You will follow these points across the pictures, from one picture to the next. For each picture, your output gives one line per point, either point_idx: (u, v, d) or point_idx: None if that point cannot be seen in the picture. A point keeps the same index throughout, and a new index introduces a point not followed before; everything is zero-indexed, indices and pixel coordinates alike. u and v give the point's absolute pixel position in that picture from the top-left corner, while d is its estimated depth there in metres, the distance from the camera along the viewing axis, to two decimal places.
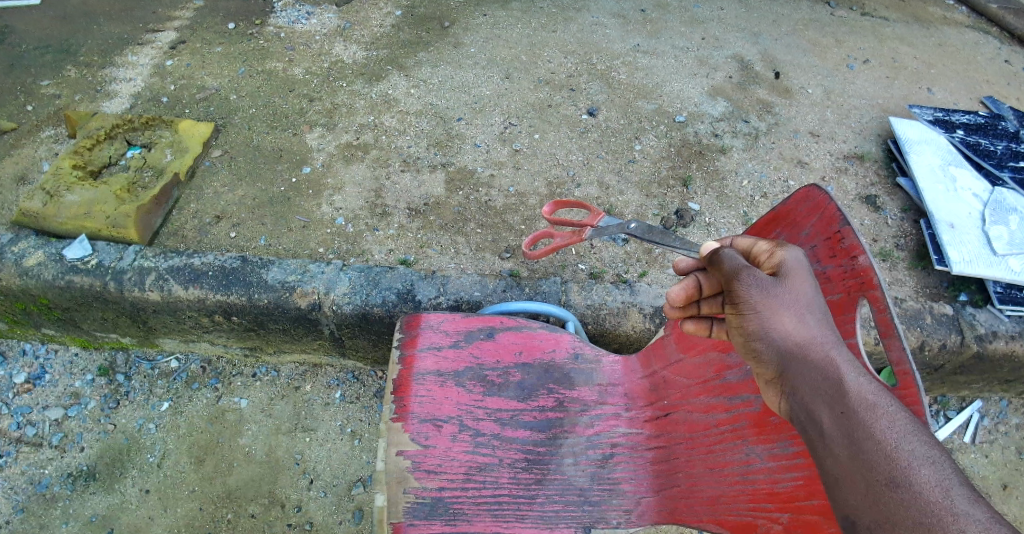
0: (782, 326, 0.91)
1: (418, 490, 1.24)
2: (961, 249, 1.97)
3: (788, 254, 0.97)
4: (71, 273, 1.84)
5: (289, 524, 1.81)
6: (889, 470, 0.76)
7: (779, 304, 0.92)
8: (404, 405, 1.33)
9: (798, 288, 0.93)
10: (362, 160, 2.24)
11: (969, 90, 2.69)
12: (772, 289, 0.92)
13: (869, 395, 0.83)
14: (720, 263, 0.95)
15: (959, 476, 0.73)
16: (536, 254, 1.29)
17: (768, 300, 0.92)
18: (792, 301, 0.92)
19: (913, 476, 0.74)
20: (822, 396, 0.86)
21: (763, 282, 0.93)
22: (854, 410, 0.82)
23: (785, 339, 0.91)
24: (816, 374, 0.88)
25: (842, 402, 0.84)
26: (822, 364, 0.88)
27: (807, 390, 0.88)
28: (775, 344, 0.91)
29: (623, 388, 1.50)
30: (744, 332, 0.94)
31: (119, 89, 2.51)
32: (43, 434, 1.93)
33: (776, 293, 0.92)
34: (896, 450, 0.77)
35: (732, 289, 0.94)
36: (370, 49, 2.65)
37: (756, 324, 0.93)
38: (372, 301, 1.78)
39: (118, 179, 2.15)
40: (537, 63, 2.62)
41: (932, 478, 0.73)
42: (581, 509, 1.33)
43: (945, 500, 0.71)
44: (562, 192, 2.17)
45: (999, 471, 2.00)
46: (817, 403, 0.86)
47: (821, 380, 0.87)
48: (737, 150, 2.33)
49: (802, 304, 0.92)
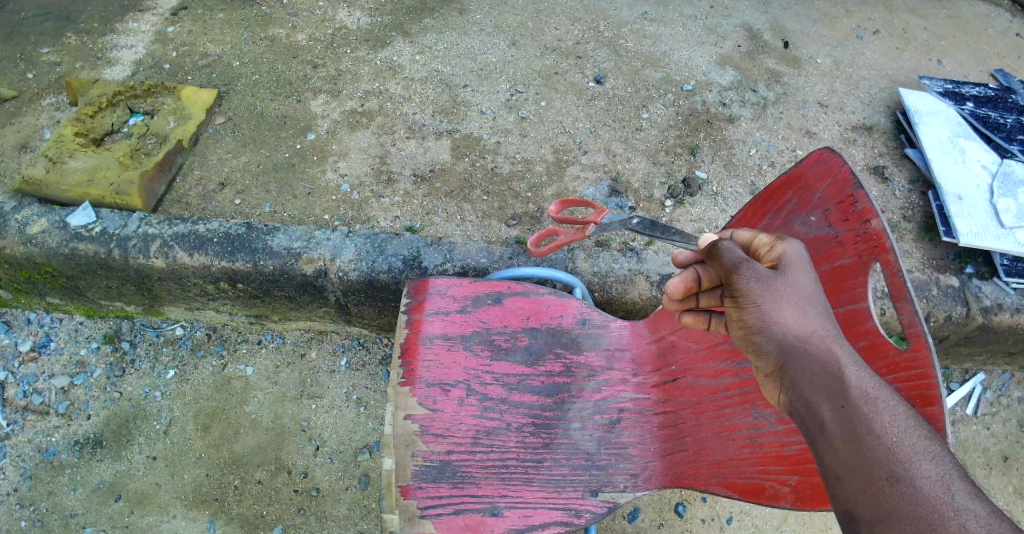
0: (783, 321, 0.91)
1: (426, 453, 1.25)
2: (969, 220, 1.96)
3: (788, 247, 0.97)
4: (75, 241, 1.83)
5: (296, 489, 1.83)
6: (889, 465, 0.78)
7: (779, 298, 0.92)
8: (411, 369, 1.33)
9: (798, 283, 0.94)
10: (366, 127, 2.22)
11: (979, 62, 2.66)
12: (772, 283, 0.92)
13: (869, 390, 0.84)
14: (719, 256, 0.94)
15: (959, 470, 0.75)
16: (542, 251, 1.40)
17: (769, 293, 0.92)
18: (792, 296, 0.92)
19: (915, 471, 0.76)
20: (821, 389, 0.87)
21: (764, 276, 0.93)
22: (855, 404, 0.84)
23: (785, 332, 0.91)
24: (816, 367, 0.88)
25: (843, 396, 0.85)
26: (822, 358, 0.89)
27: (806, 384, 0.88)
28: (775, 339, 0.91)
29: (631, 354, 1.49)
30: (743, 325, 0.94)
31: (120, 55, 2.47)
32: (50, 402, 1.94)
33: (776, 286, 0.92)
34: (897, 444, 0.79)
35: (732, 283, 0.93)
36: (374, 15, 2.61)
37: (756, 318, 0.92)
38: (378, 268, 1.78)
39: (122, 146, 2.14)
40: (543, 31, 2.58)
41: (933, 474, 0.75)
42: (588, 473, 1.33)
43: (946, 495, 0.73)
44: (568, 159, 2.15)
45: (1001, 443, 2.01)
46: (817, 397, 0.87)
47: (822, 374, 0.87)
48: (745, 119, 2.31)
49: (802, 298, 0.93)
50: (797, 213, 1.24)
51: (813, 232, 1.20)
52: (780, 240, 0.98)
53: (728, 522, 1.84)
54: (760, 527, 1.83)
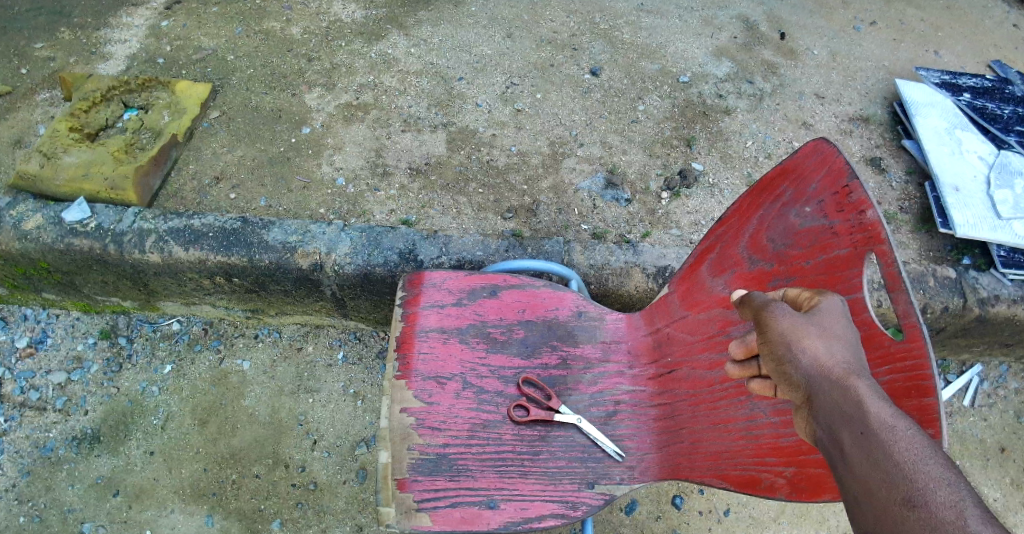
0: (808, 350, 0.88)
1: (422, 446, 1.25)
2: (965, 211, 1.96)
3: (827, 298, 0.96)
4: (70, 236, 1.82)
5: (293, 483, 1.83)
6: (904, 491, 0.71)
7: (807, 334, 0.90)
8: (407, 362, 1.34)
9: (829, 320, 0.92)
10: (361, 120, 2.21)
11: (977, 53, 2.65)
12: (800, 321, 0.92)
13: (886, 415, 0.78)
14: (750, 299, 1.00)
15: (975, 496, 0.66)
16: None
17: (797, 329, 0.91)
18: (820, 328, 0.91)
19: (930, 496, 0.68)
20: (843, 417, 0.81)
21: (794, 316, 0.93)
22: (874, 429, 0.77)
23: (810, 360, 0.88)
24: (838, 396, 0.83)
25: (859, 421, 0.79)
26: (842, 384, 0.84)
27: (830, 413, 0.83)
28: (801, 369, 0.88)
29: (626, 346, 1.49)
30: (773, 361, 0.92)
31: (114, 50, 2.46)
32: (47, 398, 1.94)
33: (805, 325, 0.91)
34: (914, 469, 0.72)
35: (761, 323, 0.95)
36: (369, 8, 2.60)
37: (778, 345, 0.91)
38: (373, 261, 1.77)
39: (116, 141, 2.13)
40: (538, 23, 2.57)
41: (947, 501, 0.67)
42: (584, 465, 1.31)
43: (959, 520, 0.64)
44: (564, 152, 2.15)
45: (997, 434, 2.02)
46: (834, 423, 0.82)
47: (844, 402, 0.82)
48: (741, 111, 2.31)
49: (831, 332, 0.90)
50: (793, 204, 1.24)
51: (809, 223, 1.20)
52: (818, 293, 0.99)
53: (726, 513, 1.84)
54: (757, 518, 1.84)
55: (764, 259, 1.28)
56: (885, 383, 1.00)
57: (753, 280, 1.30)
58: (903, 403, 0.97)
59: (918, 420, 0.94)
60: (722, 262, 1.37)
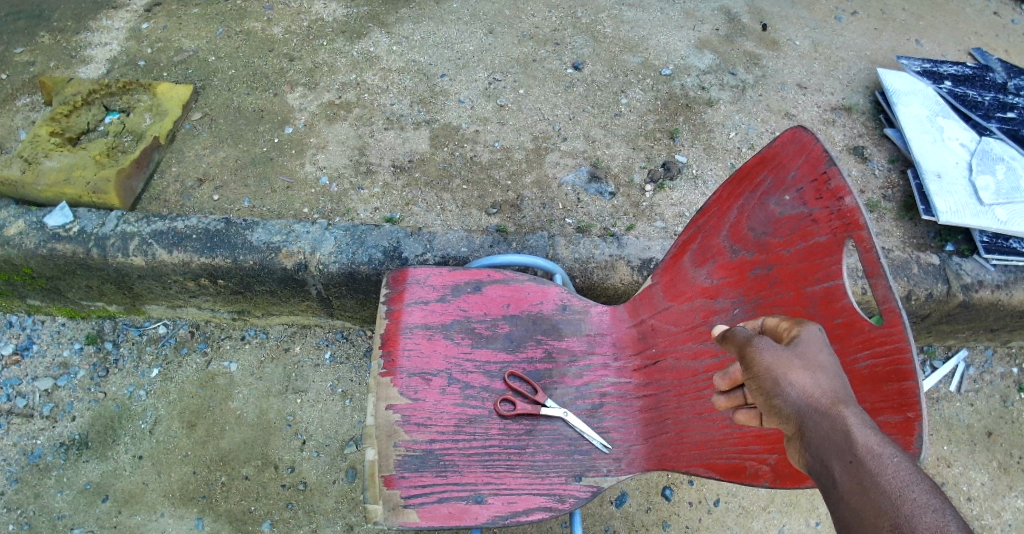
0: (795, 382, 0.86)
1: (408, 443, 1.25)
2: (948, 198, 1.97)
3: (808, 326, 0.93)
4: (53, 241, 1.81)
5: (283, 484, 1.82)
6: (890, 518, 0.69)
7: (793, 364, 0.87)
8: (392, 359, 1.33)
9: (812, 348, 0.89)
10: (344, 119, 2.21)
11: (957, 41, 2.67)
12: (785, 351, 0.89)
13: (874, 444, 0.77)
14: (732, 333, 0.96)
15: (960, 521, 0.64)
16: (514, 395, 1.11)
17: (782, 360, 0.88)
18: (805, 358, 0.88)
19: (917, 523, 0.66)
20: (832, 447, 0.80)
21: (778, 346, 0.90)
22: (862, 458, 0.76)
23: (797, 391, 0.85)
24: (827, 426, 0.82)
25: (848, 450, 0.78)
26: (829, 413, 0.82)
27: (820, 443, 0.81)
28: (789, 401, 0.85)
29: (611, 338, 1.49)
30: (760, 393, 0.89)
31: (94, 53, 2.44)
32: (34, 404, 1.92)
33: (790, 355, 0.88)
34: (901, 497, 0.70)
35: (745, 355, 0.92)
36: (350, 6, 2.59)
37: (764, 379, 0.88)
38: (358, 260, 1.77)
39: (98, 145, 2.11)
40: (520, 18, 2.57)
41: (932, 525, 0.65)
42: (571, 458, 1.31)
43: None
44: (548, 146, 2.15)
45: (984, 419, 2.03)
46: (824, 452, 0.80)
47: (832, 431, 0.81)
48: (724, 102, 2.31)
49: (816, 362, 0.87)
50: (773, 192, 1.24)
51: (788, 211, 1.20)
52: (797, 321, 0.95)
53: (716, 504, 1.85)
54: (747, 508, 1.85)
55: (745, 248, 1.29)
56: (866, 369, 1.00)
57: (735, 269, 1.30)
58: (884, 387, 0.97)
59: (899, 404, 0.94)
60: (704, 252, 1.37)
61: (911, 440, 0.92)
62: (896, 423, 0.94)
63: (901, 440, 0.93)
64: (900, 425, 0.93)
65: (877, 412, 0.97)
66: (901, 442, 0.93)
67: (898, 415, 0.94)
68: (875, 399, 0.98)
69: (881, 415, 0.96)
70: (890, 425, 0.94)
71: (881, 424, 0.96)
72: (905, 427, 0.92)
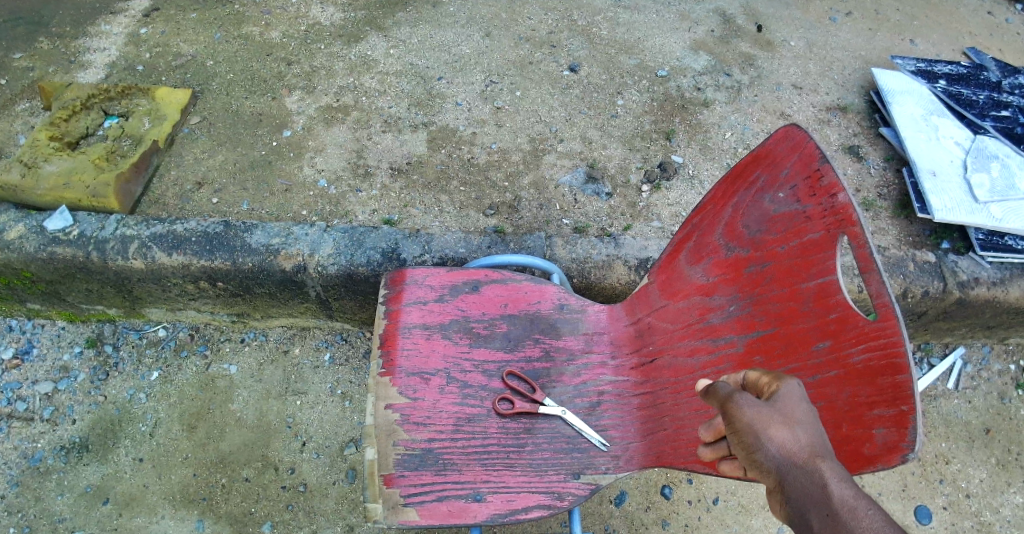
0: (776, 438, 0.82)
1: (408, 442, 1.26)
2: (943, 196, 1.98)
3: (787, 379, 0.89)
4: (53, 244, 1.82)
5: (283, 486, 1.83)
6: None
7: (773, 418, 0.84)
8: (391, 359, 1.34)
9: (791, 402, 0.86)
10: (342, 122, 2.22)
11: (952, 41, 2.68)
12: (764, 405, 0.85)
13: (853, 501, 0.74)
14: (712, 387, 0.91)
15: None
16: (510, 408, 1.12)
17: (762, 415, 0.84)
18: (784, 412, 0.84)
19: None
20: (812, 504, 0.77)
21: (758, 401, 0.86)
22: (843, 517, 0.73)
23: (777, 447, 0.82)
24: (807, 482, 0.79)
25: (828, 506, 0.75)
26: (809, 469, 0.80)
27: (800, 500, 0.78)
28: (770, 457, 0.82)
29: (608, 336, 1.50)
30: (740, 448, 0.85)
31: (93, 58, 2.45)
32: (34, 408, 1.93)
33: (769, 409, 0.85)
34: None
35: (726, 411, 0.87)
36: (347, 11, 2.61)
37: (746, 434, 0.84)
38: (357, 261, 1.78)
39: (97, 149, 2.12)
40: (516, 21, 2.59)
41: None
42: (570, 456, 1.32)
43: None
44: (545, 148, 2.16)
45: (982, 416, 2.04)
46: (805, 511, 0.77)
47: (813, 488, 0.78)
48: (720, 103, 2.33)
49: (795, 416, 0.84)
50: (766, 190, 1.25)
51: (782, 208, 1.21)
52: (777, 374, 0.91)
53: (715, 502, 1.85)
54: (746, 506, 1.85)
55: (740, 246, 1.29)
56: (860, 362, 1.01)
57: (729, 266, 1.31)
58: (878, 381, 0.98)
59: (893, 397, 0.95)
60: (699, 250, 1.38)
61: (905, 433, 0.93)
62: (890, 416, 0.95)
63: (895, 433, 0.94)
64: (894, 418, 0.94)
65: (872, 406, 0.98)
66: (895, 435, 0.94)
67: (892, 408, 0.95)
68: (869, 393, 0.99)
69: (875, 408, 0.97)
70: (885, 418, 0.95)
71: (876, 418, 0.97)
72: (899, 420, 0.93)
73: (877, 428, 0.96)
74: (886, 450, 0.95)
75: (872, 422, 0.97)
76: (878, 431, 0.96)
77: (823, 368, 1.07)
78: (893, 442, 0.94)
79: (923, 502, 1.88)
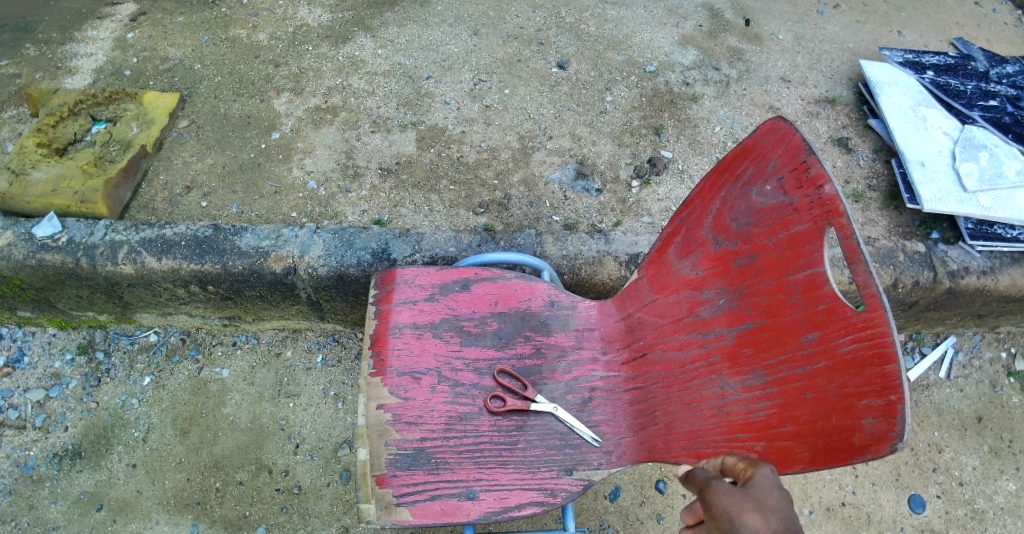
0: (749, 524, 0.82)
1: (399, 442, 1.26)
2: (932, 186, 1.98)
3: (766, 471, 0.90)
4: (42, 251, 1.81)
5: (278, 488, 1.82)
6: None
7: (745, 505, 0.84)
8: (382, 360, 1.34)
9: (765, 489, 0.86)
10: (331, 123, 2.21)
11: (939, 32, 2.69)
12: (738, 492, 0.86)
13: None
14: (694, 477, 0.94)
15: None
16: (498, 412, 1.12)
17: (736, 502, 0.85)
18: (757, 500, 0.84)
19: None
20: None
21: (733, 488, 0.87)
22: None
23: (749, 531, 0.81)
24: None
25: None
26: None
27: None
28: None
29: (599, 332, 1.50)
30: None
31: (80, 64, 2.44)
32: (26, 416, 1.92)
33: (743, 495, 0.85)
34: None
35: (705, 500, 0.89)
36: (335, 11, 2.60)
37: (721, 519, 0.84)
38: (347, 262, 1.77)
39: (86, 155, 2.11)
40: (504, 19, 2.58)
41: None
42: (562, 452, 1.31)
43: None
44: (534, 145, 2.16)
45: (974, 404, 2.05)
46: None
47: None
48: (709, 97, 2.33)
49: (768, 503, 0.84)
50: (754, 183, 1.25)
51: (769, 201, 1.21)
52: (756, 462, 0.95)
53: None
54: None
55: (728, 239, 1.29)
56: (849, 353, 1.01)
57: (718, 260, 1.31)
58: (867, 372, 0.97)
59: (882, 387, 0.94)
60: (688, 244, 1.38)
61: (894, 423, 0.92)
62: (879, 405, 0.94)
63: (884, 423, 0.93)
64: (883, 407, 0.93)
65: (861, 396, 0.97)
66: (884, 425, 0.93)
67: (881, 398, 0.94)
68: (858, 384, 0.98)
69: (864, 399, 0.97)
70: (874, 408, 0.95)
71: (865, 408, 0.96)
72: (888, 409, 0.93)
73: (867, 418, 0.96)
74: (875, 440, 0.94)
75: (862, 412, 0.97)
76: (867, 421, 0.95)
77: (812, 359, 1.07)
78: (882, 431, 0.93)
79: (917, 491, 1.89)
